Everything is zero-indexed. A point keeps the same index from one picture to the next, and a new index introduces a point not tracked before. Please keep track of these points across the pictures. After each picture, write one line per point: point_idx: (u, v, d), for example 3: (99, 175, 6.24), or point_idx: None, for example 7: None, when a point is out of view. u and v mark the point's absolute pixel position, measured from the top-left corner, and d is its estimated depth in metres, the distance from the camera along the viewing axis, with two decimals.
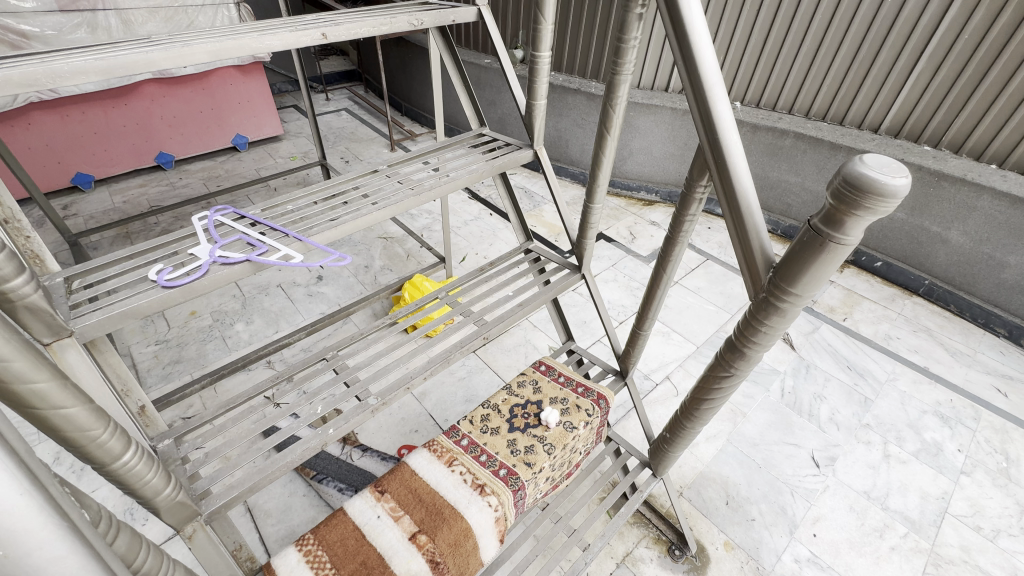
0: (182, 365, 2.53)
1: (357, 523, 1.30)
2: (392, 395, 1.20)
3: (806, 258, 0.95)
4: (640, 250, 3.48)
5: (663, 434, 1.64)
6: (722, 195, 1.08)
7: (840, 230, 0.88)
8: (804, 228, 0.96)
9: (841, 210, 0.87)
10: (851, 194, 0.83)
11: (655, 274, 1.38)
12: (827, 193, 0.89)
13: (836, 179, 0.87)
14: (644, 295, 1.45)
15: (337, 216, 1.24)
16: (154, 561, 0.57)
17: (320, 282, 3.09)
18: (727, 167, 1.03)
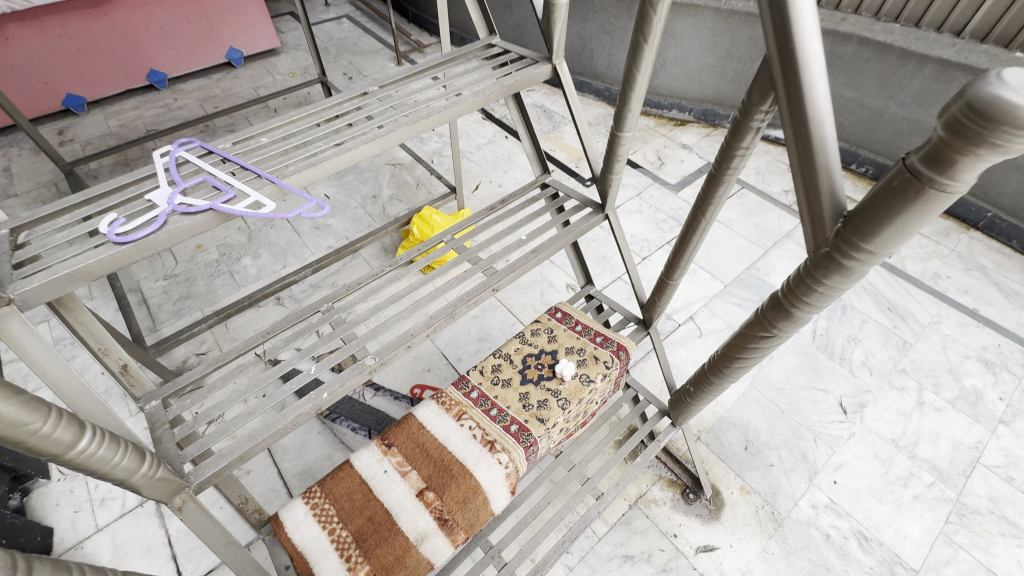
0: (192, 301, 2.48)
1: (364, 477, 1.26)
2: (391, 354, 1.09)
3: (893, 209, 0.75)
4: (668, 178, 3.19)
5: (686, 387, 1.54)
6: (789, 124, 0.86)
7: (949, 174, 0.68)
8: (895, 169, 0.75)
9: (955, 147, 0.66)
10: (976, 125, 0.62)
11: (693, 217, 1.19)
12: (937, 122, 0.68)
13: (955, 104, 0.65)
14: (677, 240, 1.27)
15: (319, 148, 1.04)
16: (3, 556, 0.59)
17: (326, 214, 2.94)
18: (800, 88, 0.80)
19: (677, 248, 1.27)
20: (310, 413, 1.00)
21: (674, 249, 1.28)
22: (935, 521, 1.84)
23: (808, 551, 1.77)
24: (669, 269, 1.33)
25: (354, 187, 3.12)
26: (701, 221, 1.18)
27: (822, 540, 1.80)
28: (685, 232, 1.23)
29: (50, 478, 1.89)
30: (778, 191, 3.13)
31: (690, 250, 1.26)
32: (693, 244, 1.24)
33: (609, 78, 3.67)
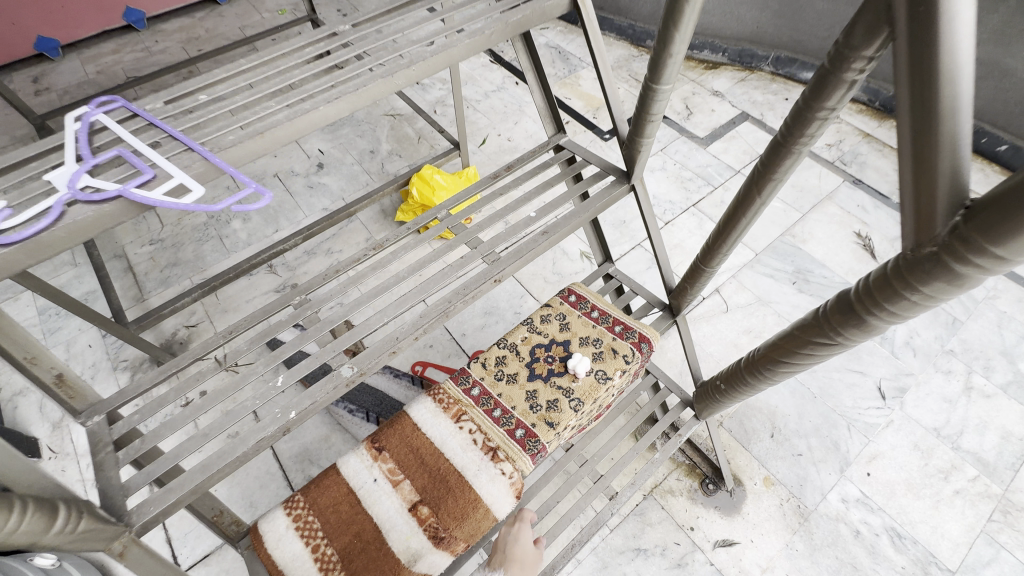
0: (180, 269, 2.33)
1: (351, 486, 1.13)
2: (372, 362, 0.91)
3: None
4: (697, 130, 2.86)
5: (716, 382, 1.36)
6: (903, 76, 0.62)
7: None
8: None
9: None
10: None
11: (747, 193, 0.96)
12: None
13: None
14: (723, 218, 1.04)
15: (262, 112, 0.77)
16: None
17: (320, 171, 2.70)
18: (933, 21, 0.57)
19: (722, 228, 1.05)
20: (275, 436, 0.84)
21: (717, 230, 1.05)
22: (977, 519, 1.70)
23: (835, 548, 1.66)
24: (710, 253, 1.11)
25: (350, 140, 2.86)
26: (757, 198, 0.94)
27: (851, 537, 1.68)
28: (734, 210, 1.01)
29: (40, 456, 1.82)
30: (820, 146, 2.80)
31: (738, 232, 1.03)
32: (743, 225, 1.02)
33: (633, 12, 3.25)
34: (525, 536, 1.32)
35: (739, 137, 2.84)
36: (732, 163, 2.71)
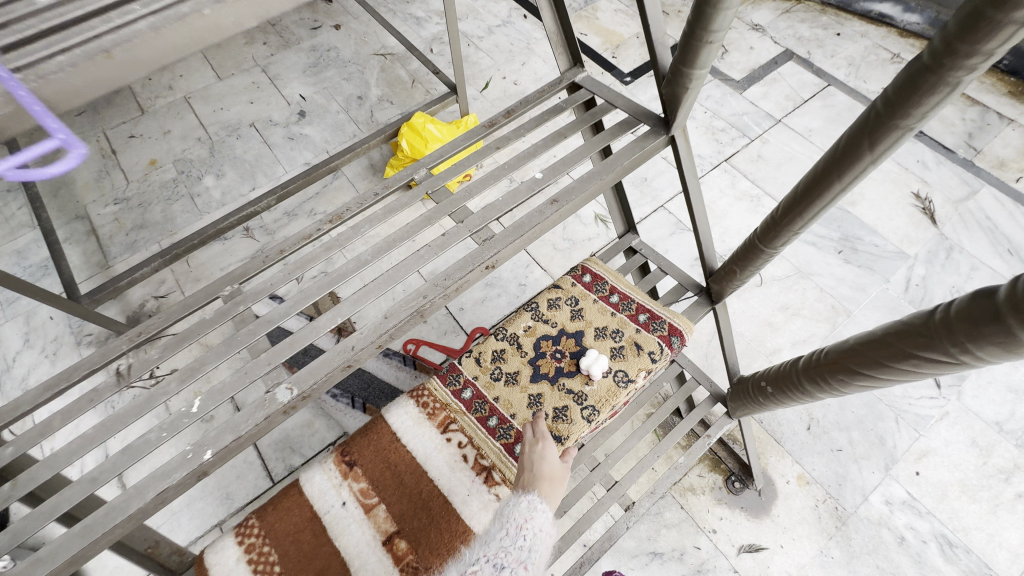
0: (148, 232, 2.10)
1: (316, 510, 0.94)
2: (319, 383, 0.68)
3: None
4: (732, 72, 2.48)
5: (758, 382, 1.13)
6: None
7: None
8: None
9: None
10: None
11: (852, 142, 0.69)
12: None
13: None
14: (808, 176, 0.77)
15: None
16: None
17: (302, 120, 2.40)
18: None
19: (803, 190, 0.79)
20: (186, 482, 0.63)
21: (796, 192, 0.79)
22: None
23: (876, 556, 1.47)
24: (779, 222, 0.85)
25: (335, 85, 2.52)
26: (868, 151, 0.68)
27: (895, 544, 1.49)
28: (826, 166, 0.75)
29: None
30: (876, 90, 2.41)
31: (826, 197, 0.77)
32: (834, 188, 0.75)
33: None
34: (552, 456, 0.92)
35: (780, 80, 2.46)
36: (771, 110, 2.35)
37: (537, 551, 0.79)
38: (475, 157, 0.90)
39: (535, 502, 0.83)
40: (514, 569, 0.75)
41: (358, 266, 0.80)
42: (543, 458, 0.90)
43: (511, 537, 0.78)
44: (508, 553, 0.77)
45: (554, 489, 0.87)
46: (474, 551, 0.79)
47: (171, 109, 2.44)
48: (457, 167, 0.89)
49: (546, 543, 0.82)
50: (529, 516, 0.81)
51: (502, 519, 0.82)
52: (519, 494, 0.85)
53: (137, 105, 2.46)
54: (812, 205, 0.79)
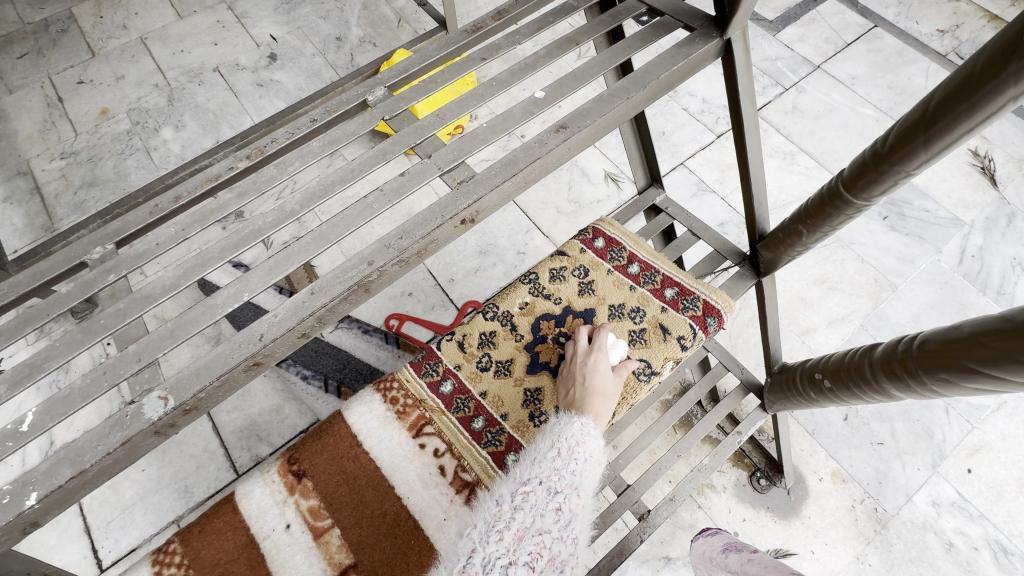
0: (98, 190, 1.85)
1: (251, 534, 0.74)
2: (207, 393, 0.48)
3: None
4: (765, 11, 2.16)
5: (815, 375, 0.90)
6: None
7: None
8: None
9: None
10: None
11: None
12: None
13: None
14: (951, 82, 0.52)
15: None
16: None
17: (273, 64, 2.11)
18: None
19: (947, 97, 0.53)
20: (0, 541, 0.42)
21: (930, 102, 0.54)
22: None
23: (919, 564, 1.29)
24: (893, 151, 0.60)
25: (312, 24, 2.22)
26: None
27: (942, 551, 1.30)
28: (997, 56, 0.48)
29: None
30: (930, 33, 2.10)
31: (982, 112, 0.51)
32: (1002, 95, 0.49)
33: None
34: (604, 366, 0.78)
35: (820, 20, 2.14)
36: (810, 55, 2.05)
37: (590, 478, 0.68)
38: (449, 72, 0.65)
39: (588, 425, 0.70)
40: (569, 495, 0.64)
41: (281, 219, 0.57)
42: (596, 372, 0.76)
43: (562, 460, 0.66)
44: (562, 476, 0.65)
45: (605, 408, 0.74)
46: (520, 469, 0.67)
47: (124, 52, 2.15)
48: (426, 84, 0.65)
49: (597, 470, 0.70)
50: (581, 439, 0.69)
51: (549, 438, 0.69)
52: (568, 414, 0.72)
53: (87, 47, 2.17)
54: (956, 124, 0.53)
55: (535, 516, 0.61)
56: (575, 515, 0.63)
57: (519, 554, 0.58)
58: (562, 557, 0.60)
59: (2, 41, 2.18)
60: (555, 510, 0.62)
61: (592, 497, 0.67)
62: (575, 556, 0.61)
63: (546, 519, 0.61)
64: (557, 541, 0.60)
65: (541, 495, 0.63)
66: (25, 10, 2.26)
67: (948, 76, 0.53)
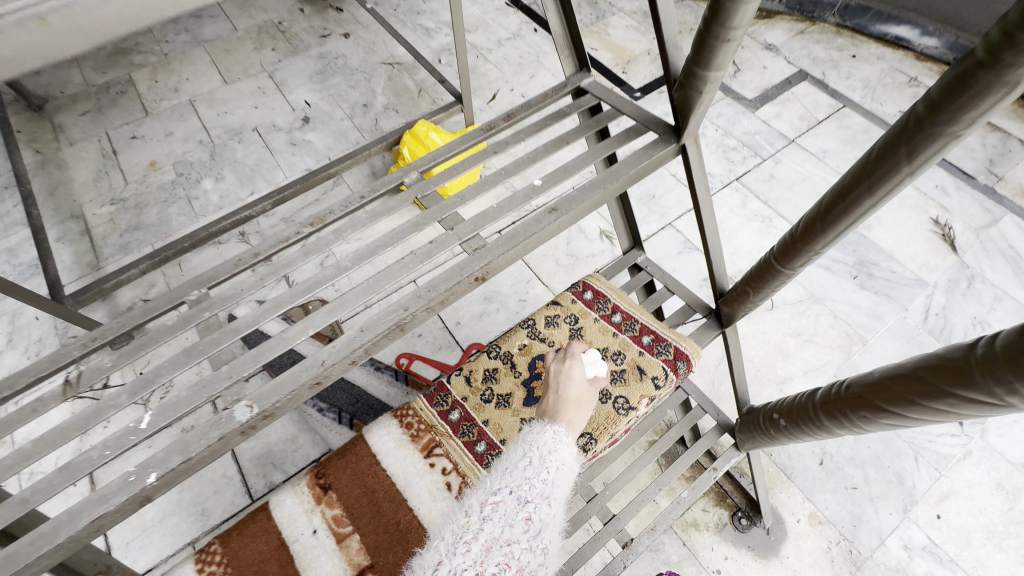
0: (142, 234, 2.05)
1: (283, 538, 0.86)
2: (282, 402, 0.62)
3: None
4: (744, 91, 2.44)
5: (773, 413, 1.04)
6: None
7: None
8: None
9: None
10: None
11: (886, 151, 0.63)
12: None
13: None
14: (834, 188, 0.72)
15: None
16: None
17: (305, 126, 2.37)
18: None
19: (830, 202, 0.73)
20: (124, 510, 0.56)
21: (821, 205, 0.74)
22: None
23: None
24: (801, 238, 0.79)
25: (342, 92, 2.50)
26: (905, 162, 0.62)
27: None
28: (856, 177, 0.69)
29: None
30: (893, 113, 2.35)
31: (853, 213, 0.71)
32: (863, 204, 0.69)
33: None
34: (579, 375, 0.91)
35: (793, 100, 2.41)
36: (785, 130, 2.29)
37: (561, 485, 0.74)
38: (470, 161, 0.84)
39: (559, 435, 0.78)
40: (538, 504, 0.69)
41: (337, 273, 0.73)
42: (568, 381, 0.88)
43: (535, 468, 0.72)
44: (533, 484, 0.71)
45: (576, 418, 0.84)
46: (489, 483, 0.72)
47: (174, 112, 2.42)
48: (451, 171, 0.83)
49: (565, 480, 0.76)
50: (551, 450, 0.75)
51: (523, 450, 0.76)
52: (542, 428, 0.79)
53: (142, 107, 2.44)
54: (838, 221, 0.73)
55: (503, 527, 0.65)
56: (544, 523, 0.69)
57: (486, 565, 0.61)
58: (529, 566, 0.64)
59: (68, 100, 2.46)
60: (524, 520, 0.67)
61: (561, 503, 0.73)
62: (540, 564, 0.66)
63: (514, 529, 0.65)
64: (525, 550, 0.64)
65: (510, 504, 0.68)
66: (90, 74, 2.56)
67: (830, 188, 0.73)
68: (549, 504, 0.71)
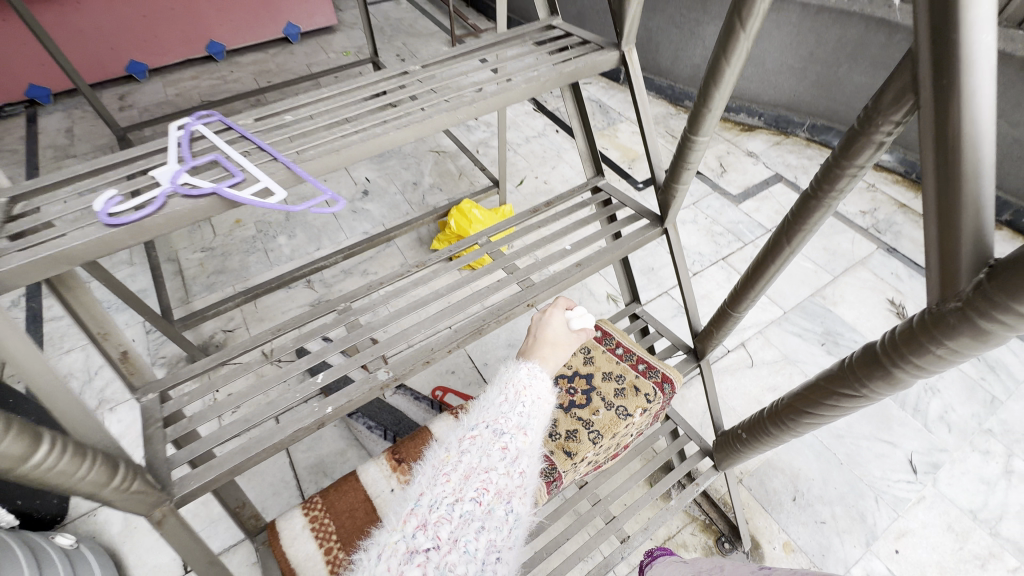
0: (225, 277, 2.46)
1: (369, 494, 1.16)
2: (406, 370, 0.99)
3: None
4: (730, 188, 2.93)
5: (736, 430, 1.36)
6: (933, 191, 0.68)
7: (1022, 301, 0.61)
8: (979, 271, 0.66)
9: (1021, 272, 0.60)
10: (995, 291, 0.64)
11: (770, 250, 1.00)
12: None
13: None
14: (749, 268, 1.08)
15: (349, 129, 0.91)
16: (72, 462, 0.62)
17: (364, 197, 2.86)
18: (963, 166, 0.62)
19: (744, 280, 1.09)
20: (310, 428, 0.90)
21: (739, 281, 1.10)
22: None
23: None
24: (732, 301, 1.16)
25: (395, 172, 3.03)
26: (778, 254, 0.99)
27: None
28: (758, 263, 1.05)
29: None
30: (855, 212, 2.81)
31: (759, 285, 1.08)
32: (765, 278, 1.06)
33: (674, 74, 3.42)
34: (557, 322, 1.26)
35: (771, 197, 2.89)
36: (764, 222, 2.75)
37: (532, 416, 1.01)
38: None
39: (531, 377, 1.06)
40: (510, 436, 0.95)
41: None
42: (548, 327, 1.23)
43: (510, 406, 1.01)
44: (506, 420, 0.98)
45: (550, 359, 1.16)
46: (473, 425, 0.99)
47: None
48: None
49: (534, 420, 1.02)
50: (523, 391, 1.04)
51: (502, 390, 1.05)
52: (519, 370, 1.10)
53: None
54: (751, 290, 1.10)
55: (480, 458, 0.91)
56: (518, 450, 0.95)
57: (465, 491, 0.86)
58: (501, 487, 0.89)
59: None
60: (499, 450, 0.93)
61: (533, 431, 1.00)
62: (511, 485, 0.91)
63: (490, 459, 0.91)
64: (498, 475, 0.90)
65: (486, 440, 0.94)
66: None
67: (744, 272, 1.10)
68: (523, 434, 0.97)
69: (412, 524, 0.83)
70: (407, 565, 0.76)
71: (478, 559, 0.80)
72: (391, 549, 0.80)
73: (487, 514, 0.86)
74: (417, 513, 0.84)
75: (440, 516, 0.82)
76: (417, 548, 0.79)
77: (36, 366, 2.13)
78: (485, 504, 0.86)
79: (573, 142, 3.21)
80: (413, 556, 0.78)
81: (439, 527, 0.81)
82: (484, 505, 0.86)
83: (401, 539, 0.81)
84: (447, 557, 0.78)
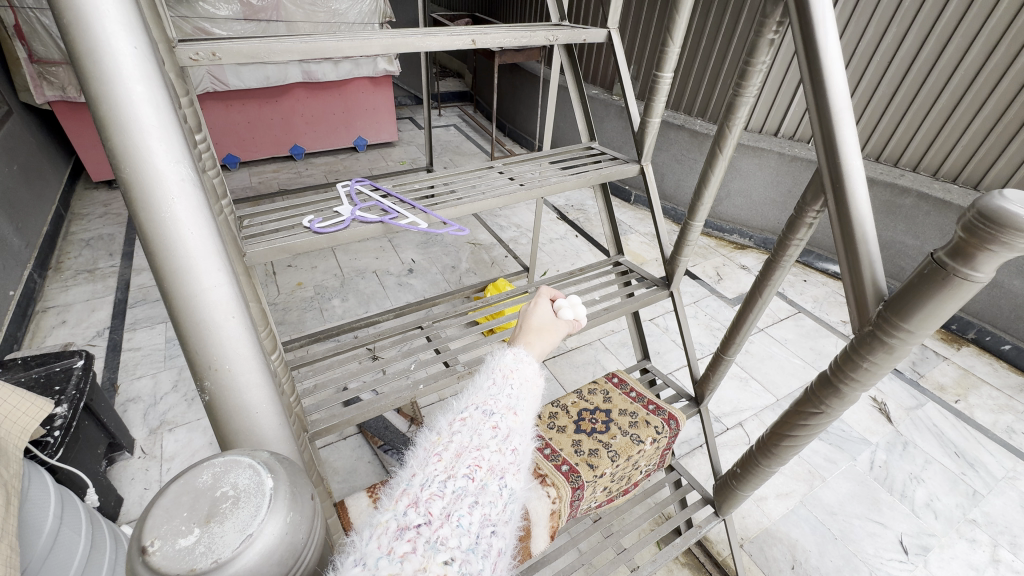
0: (284, 327, 2.81)
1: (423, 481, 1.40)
2: (477, 366, 1.36)
3: (917, 299, 0.86)
4: (726, 292, 3.37)
5: (733, 469, 1.57)
6: (842, 248, 1.00)
7: (905, 320, 0.88)
8: (879, 304, 0.95)
9: (908, 298, 0.87)
10: (890, 318, 0.90)
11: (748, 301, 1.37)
12: (910, 279, 0.86)
13: (926, 265, 0.84)
14: (734, 320, 1.44)
15: (461, 197, 1.39)
16: (279, 367, 0.94)
17: (410, 274, 3.32)
18: (853, 231, 0.96)
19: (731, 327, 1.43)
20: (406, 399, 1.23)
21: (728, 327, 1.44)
22: None
23: None
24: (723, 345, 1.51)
25: (438, 256, 3.53)
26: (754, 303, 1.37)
27: None
28: (741, 312, 1.39)
29: (132, 454, 2.12)
30: (836, 320, 3.20)
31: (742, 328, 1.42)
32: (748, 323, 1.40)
33: (676, 199, 4.08)
34: (543, 312, 1.10)
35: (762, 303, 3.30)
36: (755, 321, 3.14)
37: (525, 398, 0.83)
38: None
39: (521, 357, 0.89)
40: (503, 414, 0.77)
41: None
42: (534, 314, 1.08)
43: (498, 386, 0.82)
44: (497, 400, 0.80)
45: (538, 344, 1.00)
46: (460, 407, 0.80)
47: (320, 255, 3.45)
48: None
49: (532, 395, 0.85)
50: (514, 369, 0.86)
51: (489, 372, 0.87)
52: (506, 352, 0.91)
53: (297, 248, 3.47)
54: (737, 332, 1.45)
55: (471, 437, 0.73)
56: (511, 429, 0.76)
57: (458, 469, 0.68)
58: (498, 466, 0.71)
59: None
60: (492, 428, 0.75)
61: (526, 413, 0.81)
62: (510, 465, 0.72)
63: (482, 436, 0.73)
64: (493, 453, 0.72)
65: (476, 420, 0.76)
66: None
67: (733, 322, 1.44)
68: (515, 414, 0.79)
69: (401, 503, 0.64)
70: (395, 544, 0.59)
71: (472, 537, 0.63)
72: (377, 529, 0.61)
73: (482, 494, 0.67)
74: (407, 492, 0.66)
75: (432, 493, 0.65)
76: (407, 524, 0.61)
77: (110, 388, 2.41)
78: (479, 482, 0.68)
79: (591, 246, 3.75)
80: (402, 533, 0.60)
81: (430, 503, 0.63)
82: (478, 482, 0.68)
83: (390, 517, 0.62)
84: (440, 534, 0.61)
